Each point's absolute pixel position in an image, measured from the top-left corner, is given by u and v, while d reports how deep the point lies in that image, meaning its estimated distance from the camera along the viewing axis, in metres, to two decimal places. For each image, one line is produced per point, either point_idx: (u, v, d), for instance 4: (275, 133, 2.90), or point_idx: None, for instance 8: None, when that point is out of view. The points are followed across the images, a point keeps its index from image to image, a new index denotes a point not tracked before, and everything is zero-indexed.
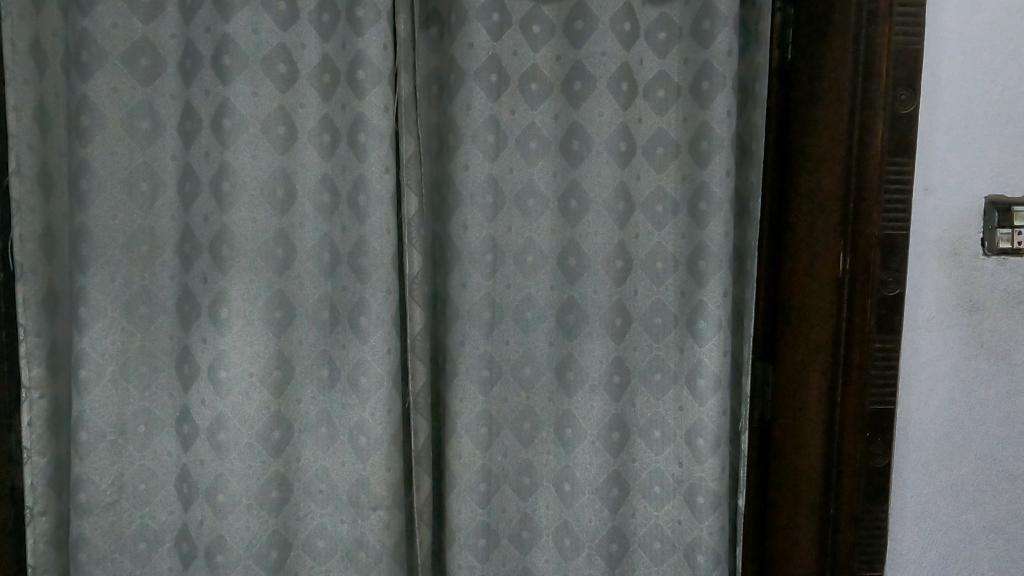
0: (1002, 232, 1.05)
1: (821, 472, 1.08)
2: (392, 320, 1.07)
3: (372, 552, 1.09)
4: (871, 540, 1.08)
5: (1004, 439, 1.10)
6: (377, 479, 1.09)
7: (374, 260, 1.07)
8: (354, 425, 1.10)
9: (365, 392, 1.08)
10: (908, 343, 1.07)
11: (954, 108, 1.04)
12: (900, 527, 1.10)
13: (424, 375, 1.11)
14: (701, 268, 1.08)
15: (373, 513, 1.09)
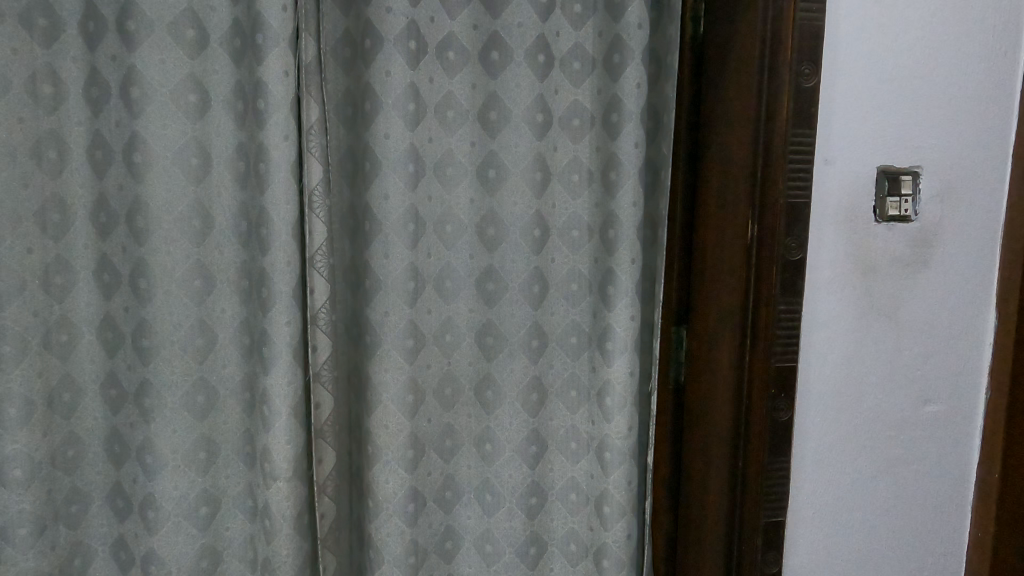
0: (892, 201, 1.08)
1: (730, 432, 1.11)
2: (292, 293, 1.08)
3: (279, 520, 1.10)
4: (776, 494, 1.11)
5: (893, 392, 1.13)
6: (278, 451, 1.09)
7: (283, 231, 1.06)
8: (260, 395, 1.09)
9: (272, 362, 1.08)
10: (809, 303, 1.08)
11: (852, 81, 1.05)
12: (799, 487, 1.12)
13: (327, 348, 1.12)
14: (611, 236, 1.12)
15: (275, 483, 1.09)
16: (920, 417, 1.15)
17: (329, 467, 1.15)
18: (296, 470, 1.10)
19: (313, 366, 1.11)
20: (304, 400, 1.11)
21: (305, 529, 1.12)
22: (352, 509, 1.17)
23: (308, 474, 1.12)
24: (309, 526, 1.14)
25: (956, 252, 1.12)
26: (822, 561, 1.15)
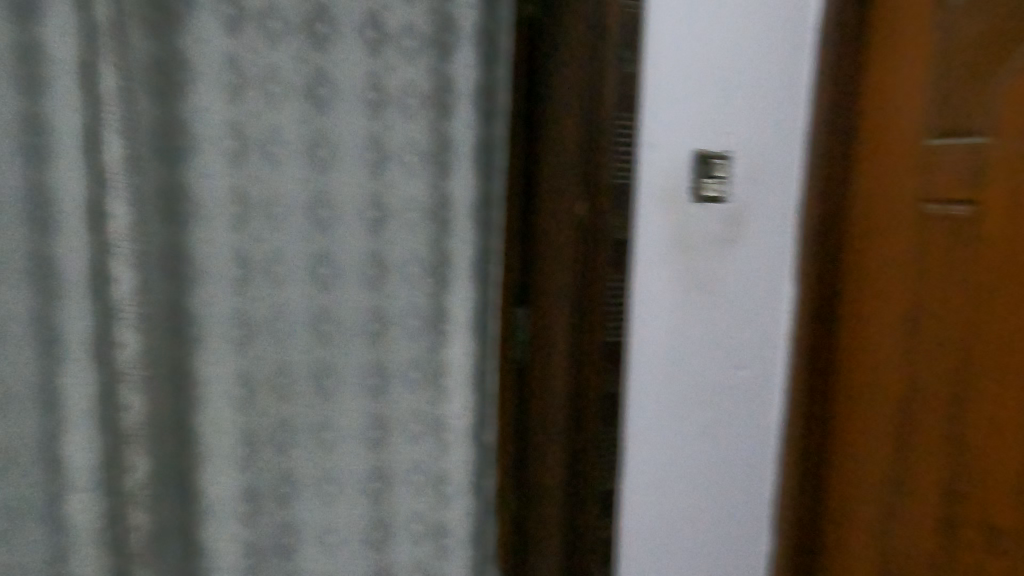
0: (708, 182, 1.14)
1: (566, 410, 1.11)
2: (89, 282, 0.98)
3: (83, 531, 1.01)
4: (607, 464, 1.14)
5: (711, 360, 1.22)
6: (76, 455, 1.00)
7: (75, 214, 0.96)
8: (56, 398, 0.98)
9: (67, 360, 0.98)
10: (639, 278, 1.13)
11: (672, 69, 1.10)
12: (631, 456, 1.17)
13: (136, 344, 1.01)
14: (447, 217, 1.12)
15: (76, 491, 1.00)
16: (734, 381, 1.25)
17: (140, 475, 1.04)
18: (97, 478, 1.01)
19: (121, 364, 1.01)
20: (110, 401, 1.01)
21: (111, 540, 1.03)
22: (177, 519, 1.06)
23: (115, 482, 1.02)
24: (116, 539, 1.03)
25: (762, 229, 1.23)
26: (654, 525, 1.20)
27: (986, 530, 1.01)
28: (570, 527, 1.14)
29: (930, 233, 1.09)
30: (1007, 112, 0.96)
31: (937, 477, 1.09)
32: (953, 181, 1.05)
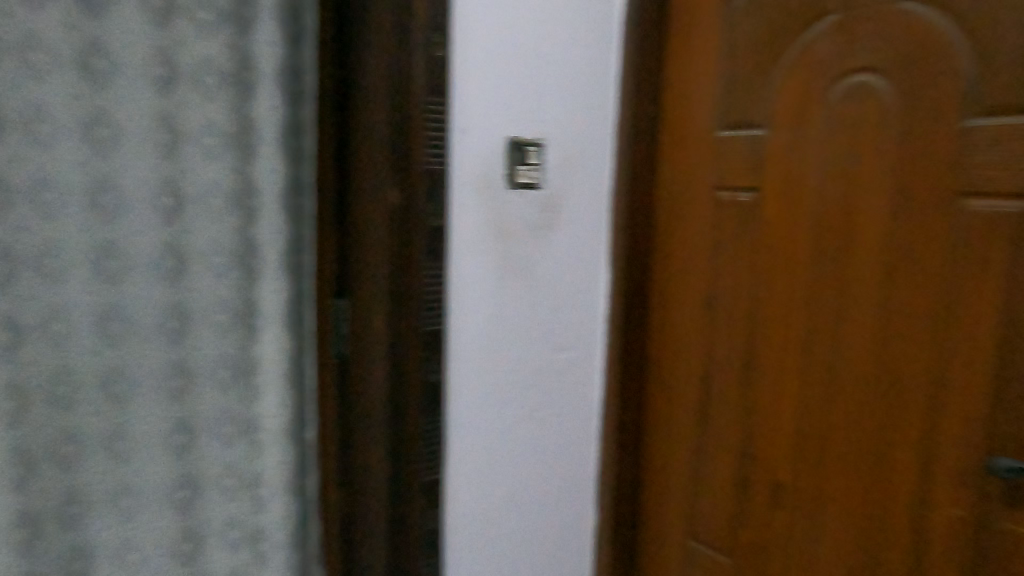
0: (521, 169, 1.16)
1: (388, 402, 1.08)
2: None
3: None
4: (432, 451, 1.13)
5: (531, 343, 1.24)
6: None
7: None
8: None
9: None
10: (453, 265, 1.11)
11: (480, 54, 1.09)
12: (452, 446, 1.16)
13: None
14: (253, 203, 1.01)
15: None
16: (556, 363, 1.29)
17: None
18: None
19: None
20: None
21: None
22: None
23: None
24: None
25: (575, 214, 1.27)
26: (479, 510, 1.21)
27: (770, 481, 1.13)
28: (394, 522, 1.11)
29: (718, 217, 1.18)
30: (778, 106, 1.08)
31: (731, 439, 1.19)
32: (736, 169, 1.15)
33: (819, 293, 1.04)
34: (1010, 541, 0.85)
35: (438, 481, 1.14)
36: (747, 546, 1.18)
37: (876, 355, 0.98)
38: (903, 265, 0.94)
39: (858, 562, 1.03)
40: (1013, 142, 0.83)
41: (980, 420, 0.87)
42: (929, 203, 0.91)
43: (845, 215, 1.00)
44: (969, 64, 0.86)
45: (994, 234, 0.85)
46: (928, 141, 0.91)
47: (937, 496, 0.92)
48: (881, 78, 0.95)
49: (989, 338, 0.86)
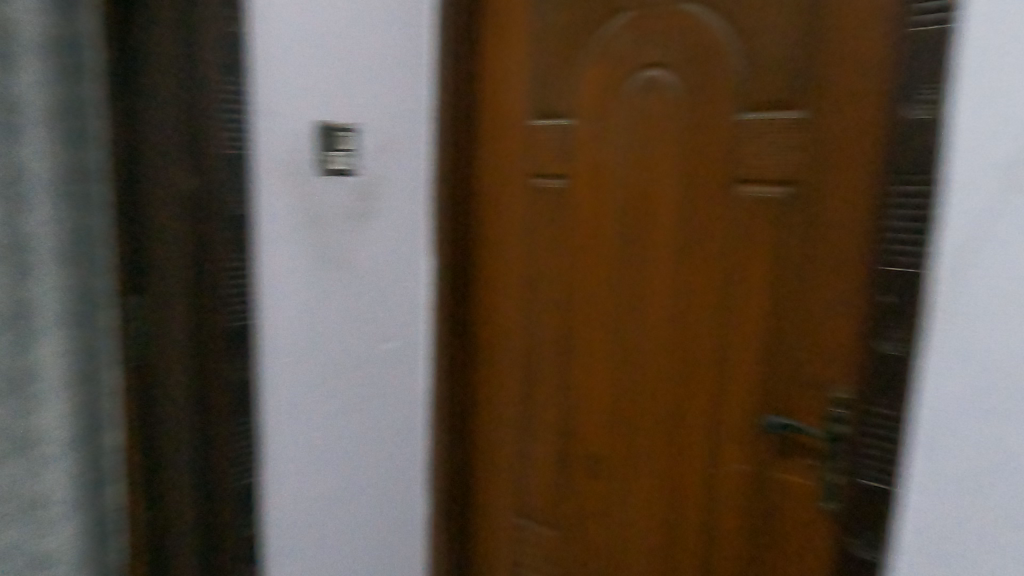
0: (333, 154, 1.11)
1: (190, 403, 1.01)
2: None
3: None
4: (244, 454, 1.06)
5: (350, 334, 1.21)
6: None
7: None
8: None
9: None
10: (261, 256, 1.05)
11: (281, 32, 1.03)
12: (270, 445, 1.11)
13: None
14: (20, 188, 0.88)
15: None
16: (379, 352, 1.27)
17: None
18: None
19: None
20: None
21: None
22: None
23: None
24: None
25: (392, 201, 1.25)
26: (302, 509, 1.17)
27: (586, 452, 1.20)
28: (202, 532, 1.04)
29: (533, 202, 1.22)
30: (584, 97, 1.13)
31: (552, 416, 1.24)
32: (547, 157, 1.19)
33: (623, 274, 1.11)
34: (781, 487, 0.97)
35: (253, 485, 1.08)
36: (568, 515, 1.24)
37: (672, 330, 1.06)
38: (692, 246, 1.02)
39: (661, 519, 1.11)
40: (775, 135, 0.93)
41: (756, 382, 0.98)
42: (711, 189, 0.99)
43: (642, 200, 1.07)
44: (741, 65, 0.95)
45: (763, 217, 0.95)
46: (710, 132, 0.99)
47: (725, 454, 1.02)
48: (669, 73, 1.02)
49: (761, 310, 0.96)
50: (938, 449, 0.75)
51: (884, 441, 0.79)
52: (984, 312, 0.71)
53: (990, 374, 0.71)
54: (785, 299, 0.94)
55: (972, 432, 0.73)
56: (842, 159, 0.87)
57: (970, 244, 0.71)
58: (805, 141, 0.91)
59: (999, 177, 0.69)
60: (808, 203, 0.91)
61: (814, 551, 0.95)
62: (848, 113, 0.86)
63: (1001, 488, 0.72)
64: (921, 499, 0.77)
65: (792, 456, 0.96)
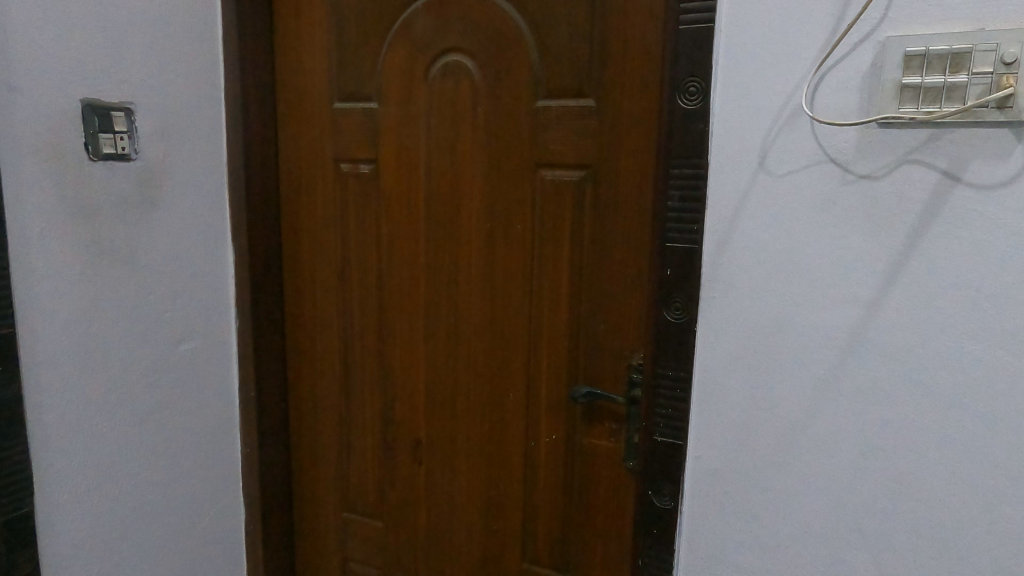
0: (104, 137, 0.99)
1: None
2: None
3: None
4: (11, 482, 0.93)
5: (139, 337, 1.09)
6: None
7: None
8: None
9: None
10: (18, 255, 0.91)
11: None
12: (41, 471, 0.97)
13: None
14: None
15: None
16: (178, 355, 1.16)
17: None
18: None
19: None
20: None
21: None
22: None
23: None
24: None
25: (184, 188, 1.13)
26: (92, 535, 1.04)
27: (410, 438, 1.20)
28: None
29: (343, 188, 1.19)
30: (388, 81, 1.11)
31: (373, 404, 1.23)
32: (354, 141, 1.16)
33: (437, 258, 1.12)
34: (590, 452, 1.04)
35: (28, 515, 0.95)
36: (395, 503, 1.24)
37: (486, 310, 1.09)
38: (500, 229, 1.06)
39: (484, 495, 1.14)
40: (569, 121, 0.98)
41: (564, 355, 1.04)
42: (514, 172, 1.03)
43: (451, 184, 1.09)
44: (535, 54, 0.99)
45: (562, 198, 1.00)
46: (512, 119, 1.02)
47: (541, 426, 1.07)
48: (470, 59, 1.04)
49: (566, 287, 1.02)
50: (714, 403, 0.84)
51: (673, 398, 0.88)
52: (745, 280, 0.80)
53: (751, 334, 0.81)
54: (587, 275, 1.00)
55: (740, 385, 0.82)
56: (627, 144, 0.94)
57: (730, 220, 0.80)
58: (595, 127, 0.96)
59: (752, 159, 0.78)
60: (602, 185, 0.97)
61: (621, 505, 1.03)
62: (631, 101, 0.93)
63: (763, 432, 0.82)
64: (702, 448, 0.86)
65: (598, 422, 1.03)
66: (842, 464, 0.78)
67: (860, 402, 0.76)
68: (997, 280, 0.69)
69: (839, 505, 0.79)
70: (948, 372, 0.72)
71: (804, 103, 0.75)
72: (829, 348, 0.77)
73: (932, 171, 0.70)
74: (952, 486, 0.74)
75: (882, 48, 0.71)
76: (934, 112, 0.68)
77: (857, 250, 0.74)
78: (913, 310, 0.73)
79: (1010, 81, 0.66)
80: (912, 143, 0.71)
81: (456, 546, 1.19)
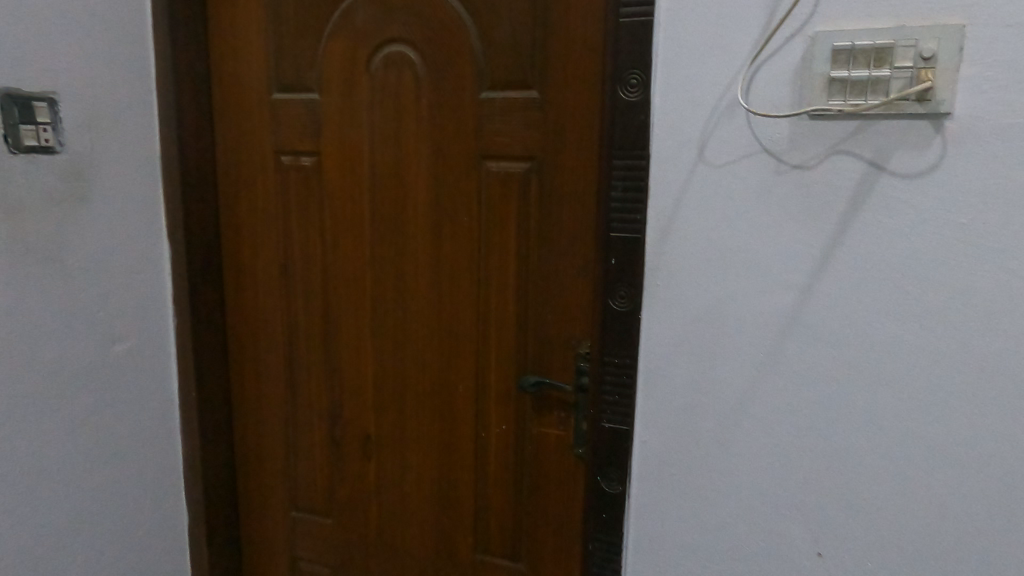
0: (26, 129, 0.94)
1: None
2: None
3: None
4: None
5: (69, 338, 1.04)
6: None
7: None
8: None
9: None
10: None
11: None
12: None
13: None
14: None
15: None
16: (113, 356, 1.11)
17: None
18: None
19: None
20: None
21: None
22: None
23: None
24: None
25: (115, 183, 1.09)
26: (24, 546, 1.00)
27: (359, 434, 1.19)
28: None
29: (284, 181, 1.16)
30: (329, 72, 1.09)
31: (320, 401, 1.21)
32: (295, 133, 1.14)
33: (383, 251, 1.11)
34: (540, 442, 1.05)
35: None
36: (345, 500, 1.22)
37: (434, 302, 1.08)
38: (446, 221, 1.05)
39: (435, 487, 1.14)
40: (514, 112, 0.98)
41: (512, 346, 1.04)
42: (460, 164, 1.03)
43: (396, 176, 1.08)
44: (479, 45, 0.99)
45: (508, 190, 1.00)
46: (456, 110, 1.01)
47: (491, 417, 1.08)
48: (413, 50, 1.03)
49: (513, 278, 1.02)
50: (659, 389, 0.87)
51: (619, 385, 0.89)
52: (687, 267, 0.82)
53: (693, 320, 0.83)
54: (533, 266, 1.01)
55: (684, 370, 0.85)
56: (571, 136, 0.95)
57: (672, 210, 0.82)
58: (538, 119, 0.97)
59: (691, 150, 0.80)
60: (546, 176, 0.98)
61: (571, 492, 1.05)
62: (574, 94, 0.94)
63: (706, 415, 0.85)
64: (648, 434, 0.88)
65: (547, 411, 1.04)
66: (781, 443, 0.82)
67: (796, 384, 0.80)
68: (919, 263, 0.73)
69: (779, 483, 0.83)
70: (876, 352, 0.76)
71: (739, 96, 0.77)
72: (766, 332, 0.80)
73: (858, 161, 0.74)
74: (881, 460, 0.78)
75: (811, 43, 0.74)
76: (860, 104, 0.72)
77: (792, 237, 0.77)
78: (844, 294, 0.76)
79: (928, 75, 0.69)
80: (840, 134, 0.74)
81: (408, 541, 1.18)
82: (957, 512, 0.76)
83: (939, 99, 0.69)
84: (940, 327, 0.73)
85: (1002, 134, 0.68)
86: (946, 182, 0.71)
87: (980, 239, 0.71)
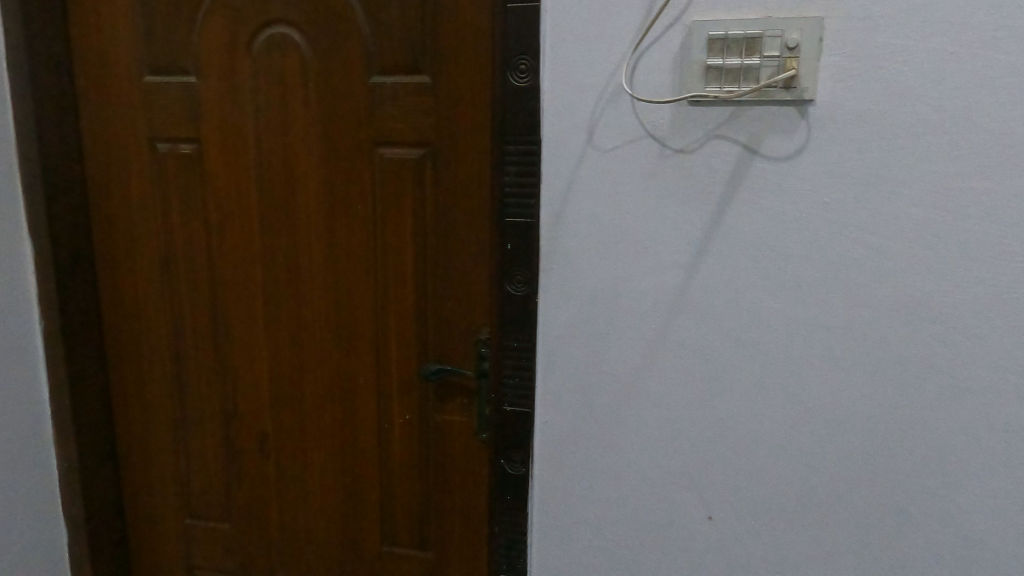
0: None
1: None
2: None
3: None
4: None
5: None
6: None
7: None
8: None
9: None
10: None
11: None
12: None
13: None
14: None
15: None
16: None
17: None
18: None
19: None
20: None
21: None
22: None
23: None
24: None
25: None
26: None
27: (255, 432, 1.14)
28: None
29: (162, 169, 1.09)
30: (207, 53, 1.03)
31: (212, 400, 1.15)
32: (171, 117, 1.07)
33: (273, 241, 1.07)
34: (443, 429, 1.05)
35: None
36: (242, 501, 1.17)
37: (330, 293, 1.06)
38: (339, 209, 1.02)
39: (339, 481, 1.12)
40: (406, 97, 0.97)
41: (412, 334, 1.03)
42: (352, 151, 1.00)
43: (285, 163, 1.04)
44: (367, 28, 0.96)
45: (402, 176, 0.99)
46: (345, 95, 0.99)
47: (393, 406, 1.07)
48: (297, 32, 0.99)
49: (412, 266, 1.01)
50: (557, 370, 0.88)
51: (519, 368, 0.91)
52: (580, 250, 0.84)
53: (587, 301, 0.85)
54: (432, 252, 1.00)
55: (581, 350, 0.87)
56: (464, 121, 0.95)
57: (564, 194, 0.83)
58: (431, 104, 0.96)
59: (580, 136, 0.82)
60: (441, 162, 0.97)
61: (476, 477, 1.05)
62: (466, 79, 0.94)
63: (603, 392, 0.87)
64: (549, 414, 0.90)
65: (450, 398, 1.04)
66: (672, 415, 0.86)
67: (684, 358, 0.84)
68: (790, 240, 0.78)
69: (671, 453, 0.87)
70: (754, 324, 0.81)
71: (624, 82, 0.79)
72: (656, 310, 0.83)
73: (734, 144, 0.78)
74: (761, 425, 0.83)
75: (689, 31, 0.77)
76: (734, 91, 0.76)
77: (676, 218, 0.81)
78: (724, 271, 0.81)
79: (794, 63, 0.74)
80: (717, 119, 0.78)
81: (313, 538, 1.15)
82: (828, 469, 0.83)
83: (803, 86, 0.74)
84: (809, 299, 0.79)
85: (858, 119, 0.74)
86: (811, 164, 0.76)
87: (841, 215, 0.77)
